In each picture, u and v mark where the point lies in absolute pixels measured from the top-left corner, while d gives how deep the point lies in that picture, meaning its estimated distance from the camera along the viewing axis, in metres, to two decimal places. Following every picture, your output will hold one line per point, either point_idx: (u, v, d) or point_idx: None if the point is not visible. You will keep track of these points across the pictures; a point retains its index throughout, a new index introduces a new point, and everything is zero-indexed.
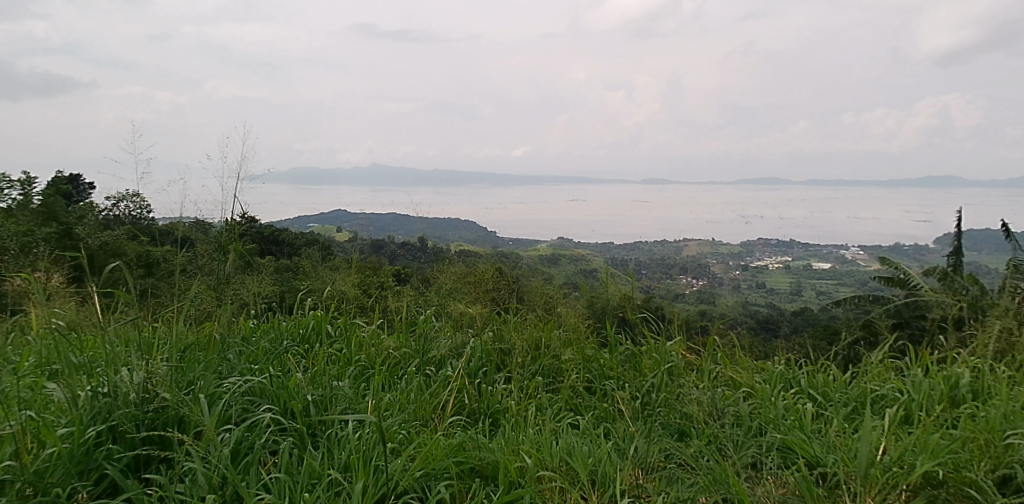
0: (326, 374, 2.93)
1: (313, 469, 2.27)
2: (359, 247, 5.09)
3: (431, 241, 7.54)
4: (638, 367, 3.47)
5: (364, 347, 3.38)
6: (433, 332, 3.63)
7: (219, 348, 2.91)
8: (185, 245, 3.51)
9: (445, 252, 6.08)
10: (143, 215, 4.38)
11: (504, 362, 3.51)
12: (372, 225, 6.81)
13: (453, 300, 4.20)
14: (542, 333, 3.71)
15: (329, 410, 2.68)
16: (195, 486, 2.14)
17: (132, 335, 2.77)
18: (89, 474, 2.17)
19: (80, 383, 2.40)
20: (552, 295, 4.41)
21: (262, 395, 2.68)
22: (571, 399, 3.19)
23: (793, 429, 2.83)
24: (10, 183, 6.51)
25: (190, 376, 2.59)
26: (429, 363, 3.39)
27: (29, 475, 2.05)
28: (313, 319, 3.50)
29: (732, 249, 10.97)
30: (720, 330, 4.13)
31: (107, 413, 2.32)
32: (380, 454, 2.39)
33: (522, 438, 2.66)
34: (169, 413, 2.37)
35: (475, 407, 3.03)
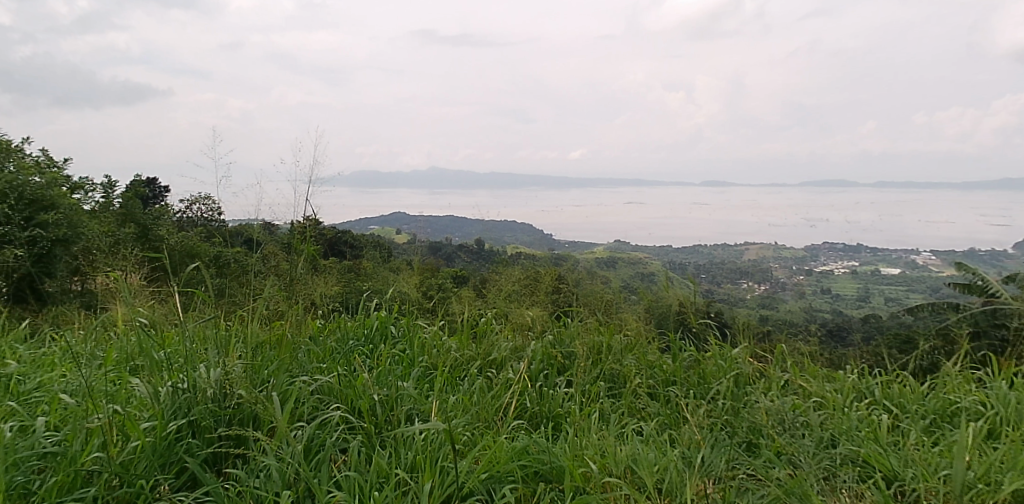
0: (391, 374, 2.98)
1: (381, 468, 2.32)
2: (419, 250, 5.17)
3: (487, 243, 7.59)
4: (703, 374, 3.42)
5: (426, 348, 3.43)
6: (494, 335, 3.64)
7: (290, 347, 3.00)
8: (256, 246, 3.64)
9: (503, 254, 6.10)
10: (215, 217, 4.54)
11: (565, 366, 3.49)
12: (431, 226, 6.91)
13: (514, 304, 4.20)
14: (603, 337, 3.67)
15: (394, 410, 2.72)
16: (270, 482, 2.21)
17: (209, 333, 2.88)
18: (171, 467, 2.26)
19: (162, 379, 2.50)
20: (612, 297, 4.35)
21: (331, 394, 2.75)
22: (634, 404, 3.15)
23: (868, 442, 2.74)
24: (93, 186, 6.87)
25: (264, 374, 2.68)
26: (490, 366, 3.41)
27: (116, 467, 2.14)
28: (376, 319, 3.58)
29: (795, 253, 10.67)
30: (787, 337, 4.04)
31: (187, 408, 2.41)
32: (447, 455, 2.42)
33: (586, 443, 2.65)
34: (244, 411, 2.45)
35: (537, 410, 3.02)
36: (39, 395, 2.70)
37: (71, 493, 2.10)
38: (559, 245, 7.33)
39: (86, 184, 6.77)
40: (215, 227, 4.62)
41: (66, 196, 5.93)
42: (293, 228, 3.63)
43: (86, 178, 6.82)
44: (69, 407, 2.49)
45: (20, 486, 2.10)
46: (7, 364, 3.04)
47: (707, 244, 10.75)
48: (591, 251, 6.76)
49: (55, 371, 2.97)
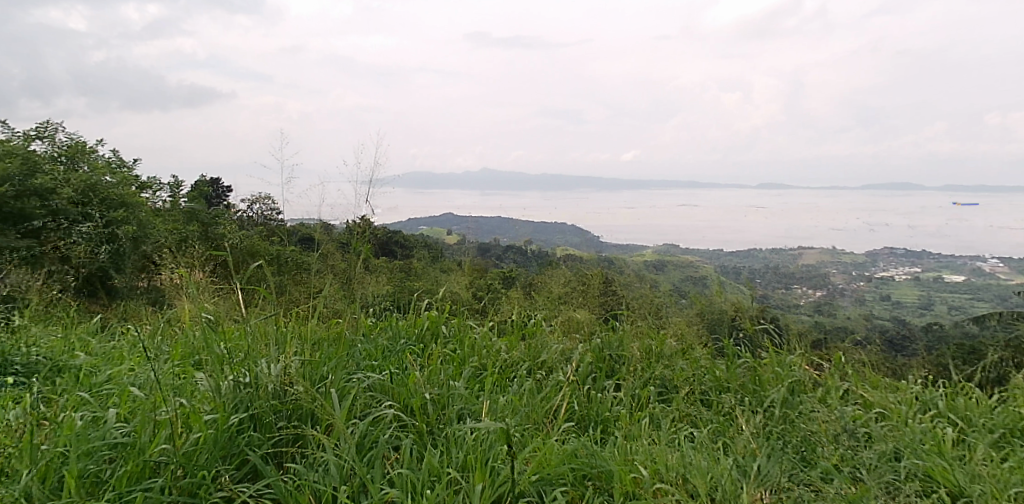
0: (442, 374, 3.02)
1: (433, 466, 2.36)
2: (469, 251, 5.22)
3: (536, 243, 7.59)
4: (756, 381, 3.36)
5: (476, 348, 3.46)
6: (544, 336, 3.65)
7: (345, 345, 3.08)
8: (313, 245, 3.75)
9: (551, 256, 6.11)
10: (274, 217, 4.69)
11: (615, 369, 3.48)
12: (480, 227, 6.95)
13: (563, 305, 4.18)
14: (654, 341, 3.64)
15: (446, 410, 2.75)
16: (327, 476, 2.28)
17: (269, 330, 2.98)
18: (232, 458, 2.35)
19: (224, 374, 2.60)
20: (662, 302, 4.31)
21: (384, 392, 2.80)
22: (685, 410, 3.12)
23: (931, 456, 2.65)
24: (160, 186, 7.17)
25: (321, 371, 2.75)
26: (540, 367, 3.42)
27: (181, 458, 2.24)
28: (428, 319, 3.64)
29: (853, 258, 10.32)
30: (845, 344, 3.93)
31: (248, 402, 2.50)
32: (498, 455, 2.44)
33: (636, 448, 2.63)
34: (302, 406, 2.52)
35: (586, 414, 3.02)
36: (109, 387, 2.83)
37: (139, 482, 2.20)
38: (609, 246, 7.26)
39: (153, 184, 7.06)
40: (273, 226, 4.77)
41: (135, 195, 6.21)
42: (347, 228, 3.72)
43: (153, 178, 7.12)
44: (138, 399, 2.61)
45: (93, 474, 2.21)
46: (80, 356, 3.20)
47: (760, 248, 10.49)
48: (640, 254, 6.70)
49: (124, 364, 3.11)
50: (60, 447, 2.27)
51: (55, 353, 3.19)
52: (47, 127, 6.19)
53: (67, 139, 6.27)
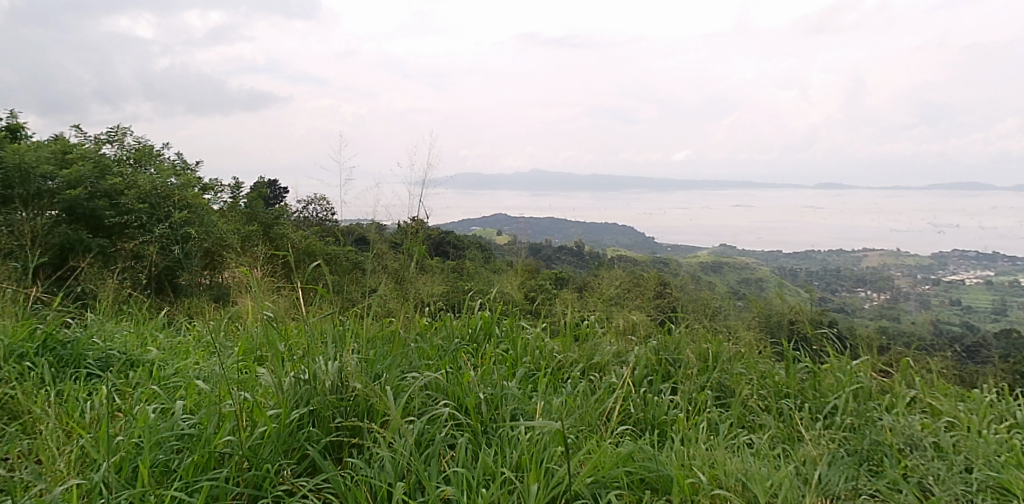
0: (496, 374, 3.03)
1: (488, 465, 2.36)
2: (520, 251, 5.21)
3: (588, 243, 7.54)
4: (818, 387, 3.28)
5: (529, 349, 3.46)
6: (597, 338, 3.62)
7: (401, 343, 3.11)
8: (368, 245, 3.80)
9: (603, 257, 6.06)
10: (330, 217, 4.79)
11: (670, 372, 3.42)
12: (531, 227, 6.93)
13: (616, 306, 4.10)
14: (710, 344, 3.56)
15: (500, 409, 2.76)
16: (384, 472, 2.31)
17: (326, 328, 3.05)
18: (293, 453, 2.40)
19: (285, 370, 2.66)
20: (718, 303, 4.16)
21: (438, 391, 2.82)
22: (743, 415, 3.06)
23: (1009, 468, 2.52)
24: (221, 187, 7.41)
25: (378, 369, 2.79)
26: (593, 369, 3.39)
27: (245, 450, 2.30)
28: (481, 319, 3.66)
29: (920, 260, 9.89)
30: (912, 350, 3.77)
31: (308, 398, 2.56)
32: (552, 456, 2.43)
33: (693, 453, 2.59)
34: (359, 403, 2.56)
35: (641, 416, 2.98)
36: (176, 381, 2.94)
37: (205, 473, 2.27)
38: (663, 246, 7.15)
39: (215, 185, 7.30)
40: (330, 226, 4.86)
41: (198, 196, 6.43)
42: (400, 228, 3.77)
43: (215, 180, 7.36)
44: (204, 393, 2.70)
45: (162, 464, 2.29)
46: (149, 350, 3.33)
47: (820, 250, 10.15)
48: (694, 255, 6.58)
49: (190, 359, 3.22)
50: (132, 438, 2.37)
51: (127, 347, 3.33)
52: (117, 131, 6.47)
53: (136, 142, 6.54)
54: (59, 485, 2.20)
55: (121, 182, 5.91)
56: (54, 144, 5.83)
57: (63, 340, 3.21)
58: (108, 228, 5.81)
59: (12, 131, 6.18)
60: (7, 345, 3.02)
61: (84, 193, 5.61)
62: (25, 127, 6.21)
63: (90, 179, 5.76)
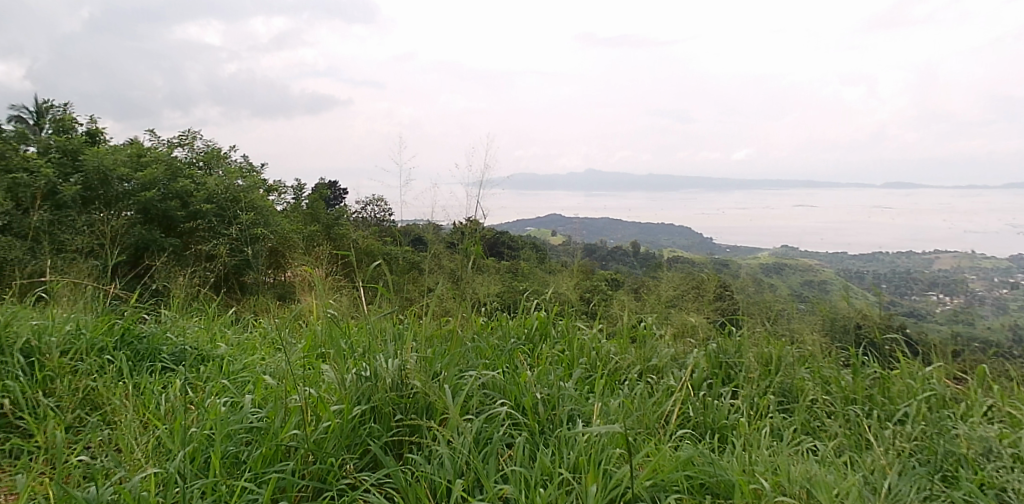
0: (553, 374, 3.03)
1: (545, 465, 2.36)
2: (575, 251, 5.19)
3: (644, 243, 7.45)
4: (887, 393, 3.17)
5: (586, 350, 3.45)
6: (655, 340, 3.58)
7: (458, 342, 3.15)
8: (426, 246, 3.86)
9: (659, 258, 5.98)
10: (388, 217, 4.88)
11: (731, 375, 3.35)
12: (586, 227, 6.90)
13: (674, 308, 3.99)
14: (773, 348, 3.48)
15: (557, 409, 2.76)
16: (443, 468, 2.34)
17: (386, 326, 3.11)
18: (356, 448, 2.47)
19: (348, 367, 2.73)
20: (781, 305, 4.04)
21: (496, 390, 2.84)
22: (807, 421, 2.97)
23: None
24: (284, 188, 7.64)
25: (437, 367, 2.83)
26: (651, 371, 3.35)
27: (311, 444, 2.37)
28: (537, 319, 3.67)
29: (997, 262, 9.37)
30: (990, 357, 3.59)
31: (370, 394, 2.62)
32: (610, 458, 2.42)
33: (755, 459, 2.53)
34: (419, 401, 2.61)
35: (700, 420, 2.93)
36: (245, 375, 3.05)
37: (273, 465, 2.35)
38: (721, 246, 7.00)
39: (279, 186, 7.54)
40: (388, 226, 4.96)
41: (263, 197, 6.66)
42: (456, 229, 3.82)
43: (279, 181, 7.60)
44: (270, 388, 2.79)
45: (233, 455, 2.38)
46: (219, 346, 3.46)
47: (888, 251, 9.75)
48: (753, 255, 6.42)
49: (256, 355, 3.35)
50: (205, 429, 2.46)
51: (198, 343, 3.47)
52: (187, 135, 6.76)
53: (205, 146, 6.81)
54: (138, 472, 2.31)
55: (191, 184, 6.16)
56: (130, 148, 6.13)
57: (139, 334, 3.36)
58: (179, 228, 6.07)
59: (92, 136, 6.52)
60: (89, 339, 3.18)
61: (157, 195, 5.87)
62: (103, 132, 6.55)
63: (162, 181, 6.02)
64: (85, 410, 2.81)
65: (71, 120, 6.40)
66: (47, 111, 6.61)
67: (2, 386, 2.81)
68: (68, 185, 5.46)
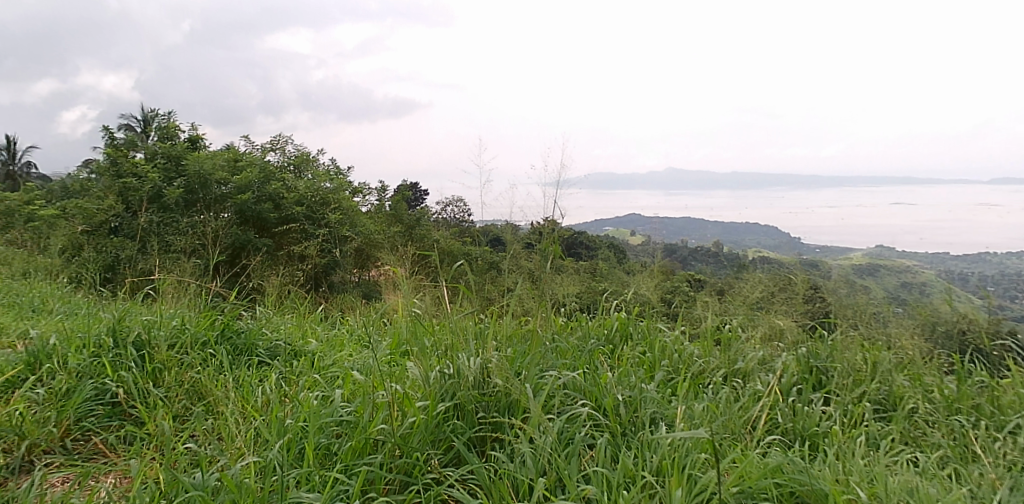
0: (634, 376, 3.00)
1: (627, 468, 2.34)
2: (655, 250, 5.12)
3: (727, 242, 7.26)
4: (997, 404, 2.97)
5: (667, 351, 3.39)
6: (740, 343, 3.49)
7: (538, 342, 3.17)
8: (504, 246, 3.91)
9: (743, 259, 5.81)
10: (467, 218, 4.97)
11: (822, 381, 3.22)
12: (666, 227, 6.77)
13: (761, 311, 3.85)
14: (868, 353, 3.32)
15: (639, 411, 2.73)
16: (525, 467, 2.36)
17: (468, 325, 3.17)
18: (440, 443, 2.52)
19: (431, 365, 2.80)
20: (876, 309, 3.85)
21: (577, 390, 2.84)
22: (906, 430, 2.82)
23: None
24: (369, 190, 7.89)
25: (517, 366, 2.85)
26: (736, 375, 3.26)
27: (397, 438, 2.44)
28: (616, 320, 3.66)
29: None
30: None
31: (453, 391, 2.67)
32: (695, 462, 2.38)
33: (849, 468, 2.43)
34: (502, 399, 2.65)
35: (790, 427, 2.83)
36: (334, 370, 3.18)
37: (362, 457, 2.43)
38: (809, 246, 6.72)
39: (363, 188, 7.79)
40: (467, 227, 5.04)
41: (349, 199, 6.90)
42: (534, 229, 3.84)
43: (363, 183, 7.86)
44: (358, 383, 2.90)
45: (325, 447, 2.48)
46: (309, 342, 3.63)
47: (995, 252, 9.08)
48: (845, 256, 6.14)
49: (344, 351, 3.49)
50: (299, 421, 2.58)
51: (290, 339, 3.65)
52: (279, 140, 7.09)
53: (295, 150, 7.13)
54: (238, 461, 2.45)
55: (282, 186, 6.46)
56: (227, 153, 6.48)
57: (237, 329, 3.55)
58: (271, 229, 6.36)
59: (193, 142, 6.94)
60: (192, 333, 3.39)
61: (252, 197, 6.19)
62: (203, 138, 6.96)
63: (256, 184, 6.34)
64: (190, 401, 3.00)
65: (175, 127, 6.83)
66: (154, 119, 7.09)
67: (117, 375, 3.03)
68: (172, 188, 5.82)
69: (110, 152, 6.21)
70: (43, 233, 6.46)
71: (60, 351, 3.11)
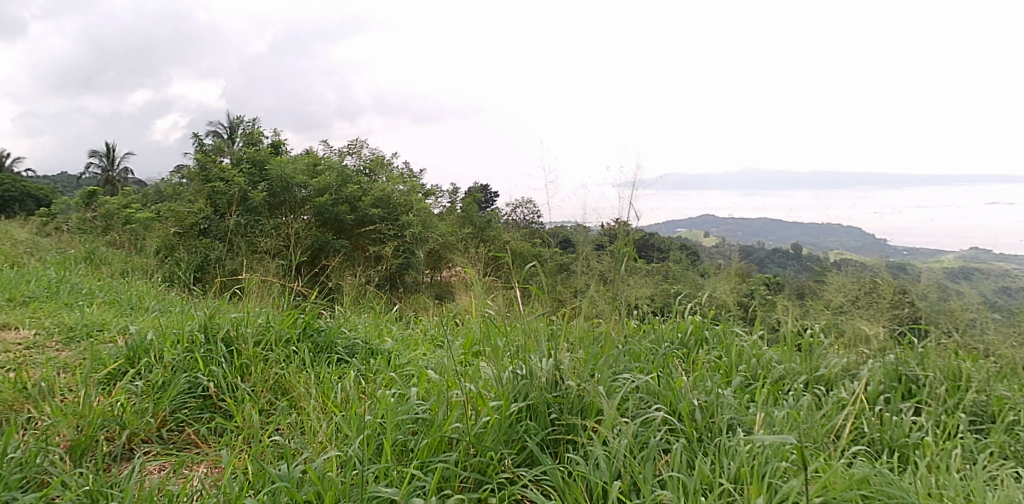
0: (710, 380, 2.94)
1: (704, 474, 2.29)
2: (730, 253, 5.00)
3: (806, 243, 7.01)
4: None
5: (745, 356, 3.30)
6: (822, 349, 3.36)
7: (611, 345, 3.15)
8: (575, 247, 3.90)
9: (823, 261, 5.60)
10: (537, 219, 4.99)
11: (912, 390, 3.06)
12: (741, 228, 6.60)
13: (845, 316, 3.69)
14: (963, 362, 3.13)
15: (717, 416, 2.66)
16: (600, 470, 2.35)
17: (540, 327, 3.18)
18: (514, 443, 2.54)
19: (505, 366, 2.83)
20: (971, 314, 3.64)
21: (651, 394, 2.80)
22: (1007, 445, 2.65)
23: None
24: (441, 192, 8.04)
25: (590, 368, 2.84)
26: (818, 383, 3.14)
27: (471, 437, 2.48)
28: (691, 323, 3.59)
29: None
30: None
31: (526, 392, 2.69)
32: (776, 471, 2.31)
33: (944, 482, 2.30)
34: (575, 401, 2.64)
35: (877, 437, 2.70)
36: (410, 369, 3.26)
37: (437, 454, 2.48)
38: (896, 248, 6.40)
39: (436, 190, 7.94)
40: (538, 228, 5.06)
41: (422, 202, 7.05)
42: (606, 230, 3.82)
43: (436, 186, 8.02)
44: (433, 382, 2.95)
45: (401, 443, 2.54)
46: (386, 341, 3.74)
47: None
48: (936, 258, 5.81)
49: (419, 350, 3.57)
50: (377, 418, 2.66)
51: (367, 337, 3.76)
52: (355, 144, 7.32)
53: (370, 154, 7.34)
54: (320, 454, 2.54)
55: (358, 189, 6.64)
56: (307, 158, 6.72)
57: (318, 328, 3.68)
58: (348, 230, 6.55)
59: (275, 148, 7.24)
60: (277, 330, 3.54)
61: (330, 200, 6.40)
62: (284, 143, 7.26)
63: (334, 186, 6.55)
64: (275, 395, 3.14)
65: (259, 133, 7.13)
66: (239, 126, 7.44)
67: (208, 370, 3.19)
68: (257, 192, 6.09)
69: (200, 158, 6.55)
70: (139, 235, 6.87)
71: (156, 346, 3.30)
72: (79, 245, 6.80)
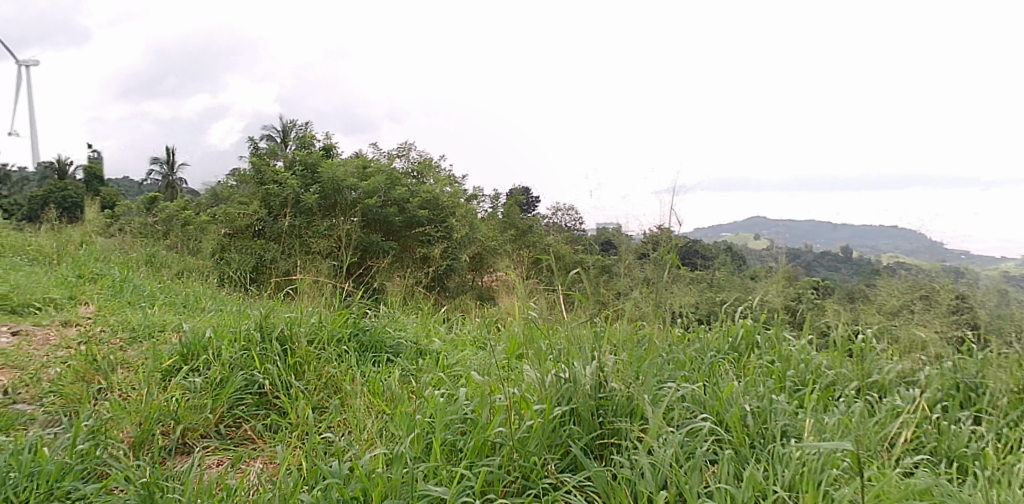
0: (760, 386, 2.91)
1: (753, 483, 2.28)
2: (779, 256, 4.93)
3: (858, 245, 6.84)
4: None
5: (794, 361, 3.25)
6: (875, 355, 3.29)
7: (657, 350, 3.15)
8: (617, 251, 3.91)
9: (876, 265, 5.47)
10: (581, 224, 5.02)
11: (970, 400, 2.98)
12: (790, 230, 6.48)
13: (900, 322, 3.61)
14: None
15: (766, 423, 2.64)
16: (643, 478, 2.35)
17: (584, 329, 3.21)
18: (557, 448, 2.56)
19: (551, 369, 2.85)
20: None
21: (697, 402, 2.79)
22: None
23: None
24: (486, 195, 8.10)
25: (636, 372, 2.84)
26: (871, 390, 3.09)
27: (515, 441, 2.51)
28: (740, 327, 3.57)
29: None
30: None
31: (570, 397, 2.71)
32: (826, 481, 2.28)
33: (1005, 497, 2.23)
34: (620, 406, 2.65)
35: (935, 448, 2.63)
36: (459, 370, 3.31)
37: (482, 457, 2.51)
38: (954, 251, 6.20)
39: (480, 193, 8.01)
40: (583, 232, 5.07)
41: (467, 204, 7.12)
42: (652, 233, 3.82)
43: (480, 188, 8.08)
44: (479, 384, 3.00)
45: (449, 443, 2.59)
46: (433, 342, 3.80)
47: None
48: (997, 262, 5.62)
49: (466, 352, 3.63)
50: (426, 417, 2.71)
51: (415, 338, 3.84)
52: (404, 147, 7.43)
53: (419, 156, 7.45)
54: (367, 452, 2.60)
55: (406, 191, 6.75)
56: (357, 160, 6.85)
57: (364, 327, 3.76)
58: (394, 232, 6.65)
59: (326, 151, 7.40)
60: (329, 330, 3.64)
61: (378, 202, 6.46)
62: (335, 146, 7.42)
63: (382, 189, 6.59)
64: (327, 393, 3.23)
65: (310, 137, 7.32)
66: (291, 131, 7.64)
67: (263, 368, 3.30)
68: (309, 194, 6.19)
69: (254, 161, 6.74)
70: (195, 237, 7.11)
71: (213, 344, 3.43)
72: (139, 247, 7.08)
